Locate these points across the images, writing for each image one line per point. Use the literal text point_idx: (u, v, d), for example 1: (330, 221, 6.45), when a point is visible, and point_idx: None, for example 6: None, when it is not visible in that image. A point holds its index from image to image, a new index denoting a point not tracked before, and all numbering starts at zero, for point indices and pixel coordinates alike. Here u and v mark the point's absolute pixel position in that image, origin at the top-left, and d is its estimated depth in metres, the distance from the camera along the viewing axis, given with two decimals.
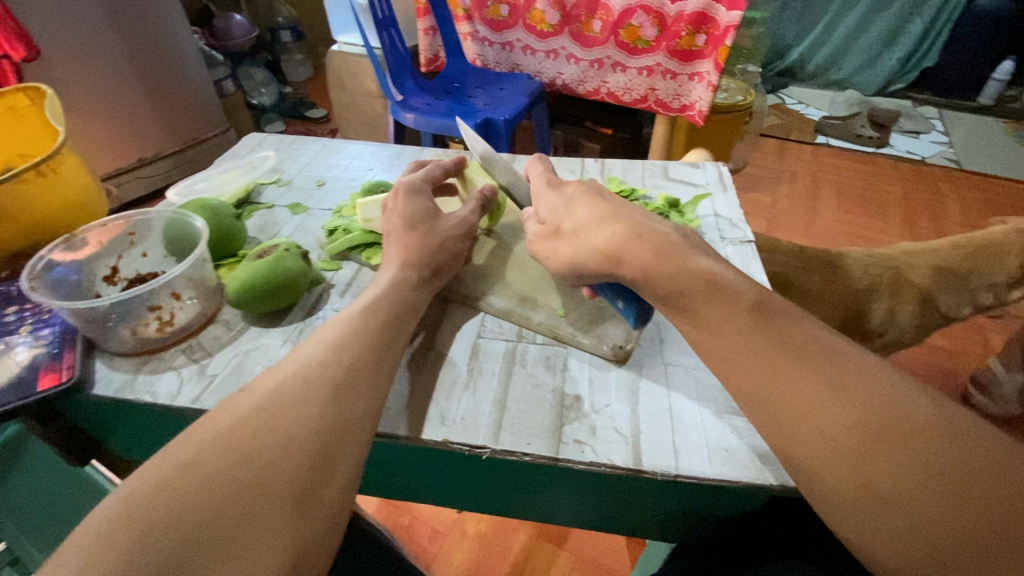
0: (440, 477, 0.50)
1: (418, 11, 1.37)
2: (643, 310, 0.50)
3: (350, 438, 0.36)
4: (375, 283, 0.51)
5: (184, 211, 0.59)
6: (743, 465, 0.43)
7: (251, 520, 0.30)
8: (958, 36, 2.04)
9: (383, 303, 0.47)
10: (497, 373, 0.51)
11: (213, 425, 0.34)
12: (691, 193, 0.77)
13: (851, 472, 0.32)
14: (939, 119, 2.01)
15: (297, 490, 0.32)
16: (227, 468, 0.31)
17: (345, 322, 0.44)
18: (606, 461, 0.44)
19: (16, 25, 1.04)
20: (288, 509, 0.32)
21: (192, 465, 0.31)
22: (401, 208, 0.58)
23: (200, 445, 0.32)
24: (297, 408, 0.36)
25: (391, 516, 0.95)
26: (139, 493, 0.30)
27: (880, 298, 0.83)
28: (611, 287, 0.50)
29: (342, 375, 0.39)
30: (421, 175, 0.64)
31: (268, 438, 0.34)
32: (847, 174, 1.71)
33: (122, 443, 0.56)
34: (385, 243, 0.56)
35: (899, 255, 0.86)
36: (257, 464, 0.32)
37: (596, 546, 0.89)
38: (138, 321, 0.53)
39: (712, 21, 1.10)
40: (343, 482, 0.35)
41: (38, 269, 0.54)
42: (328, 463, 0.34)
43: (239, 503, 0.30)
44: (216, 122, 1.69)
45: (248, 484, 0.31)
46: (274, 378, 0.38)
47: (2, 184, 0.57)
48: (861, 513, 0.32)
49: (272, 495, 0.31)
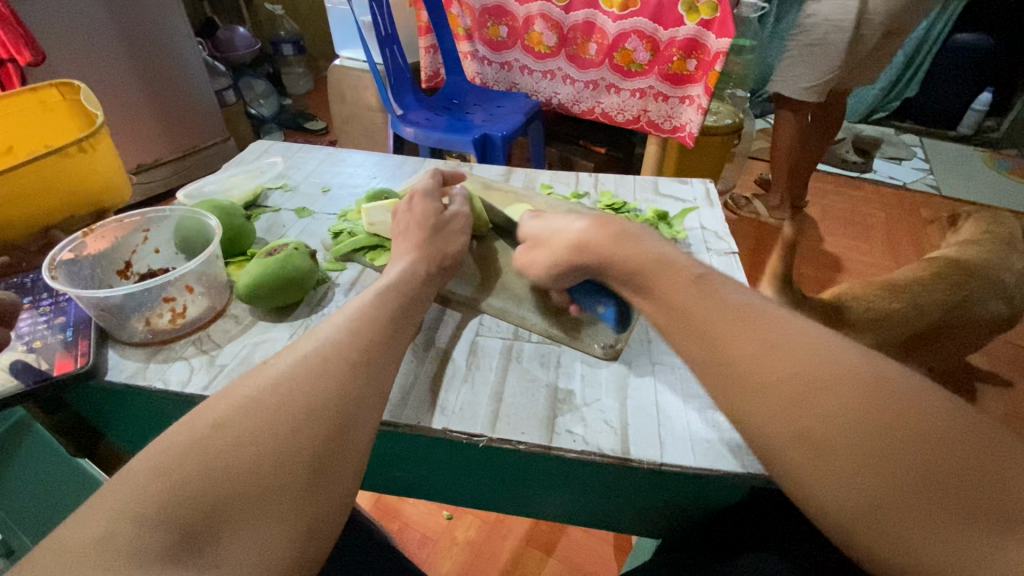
0: (439, 467, 0.52)
1: (420, 30, 1.43)
2: (619, 306, 0.56)
3: (362, 411, 0.38)
4: (389, 272, 0.53)
5: (197, 210, 0.62)
6: (723, 456, 0.46)
7: (268, 485, 0.32)
8: (937, 69, 2.15)
9: (394, 291, 0.50)
10: (494, 368, 0.54)
11: (236, 392, 0.36)
12: (680, 207, 0.80)
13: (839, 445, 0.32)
14: (919, 147, 2.12)
15: (312, 457, 0.34)
16: (248, 432, 0.33)
17: (358, 307, 0.46)
18: (596, 450, 0.46)
19: (24, 31, 1.07)
20: (303, 474, 0.33)
21: (220, 425, 0.33)
22: (406, 213, 0.61)
23: (225, 408, 0.34)
24: (315, 379, 0.37)
25: (382, 522, 0.96)
26: (168, 448, 0.32)
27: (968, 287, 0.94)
28: (587, 288, 0.57)
29: (357, 355, 0.41)
30: (433, 181, 0.67)
31: (288, 406, 0.35)
32: (832, 197, 1.78)
33: (125, 434, 0.58)
34: (394, 242, 0.59)
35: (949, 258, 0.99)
36: (281, 428, 0.34)
37: (584, 552, 0.91)
38: (152, 312, 0.56)
39: (702, 47, 1.15)
40: (355, 460, 0.36)
41: (60, 259, 0.56)
42: (340, 435, 0.36)
43: (253, 477, 0.32)
44: (215, 130, 1.72)
45: (262, 458, 0.32)
46: (296, 351, 0.39)
47: (46, 156, 0.60)
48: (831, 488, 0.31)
49: (290, 459, 0.33)
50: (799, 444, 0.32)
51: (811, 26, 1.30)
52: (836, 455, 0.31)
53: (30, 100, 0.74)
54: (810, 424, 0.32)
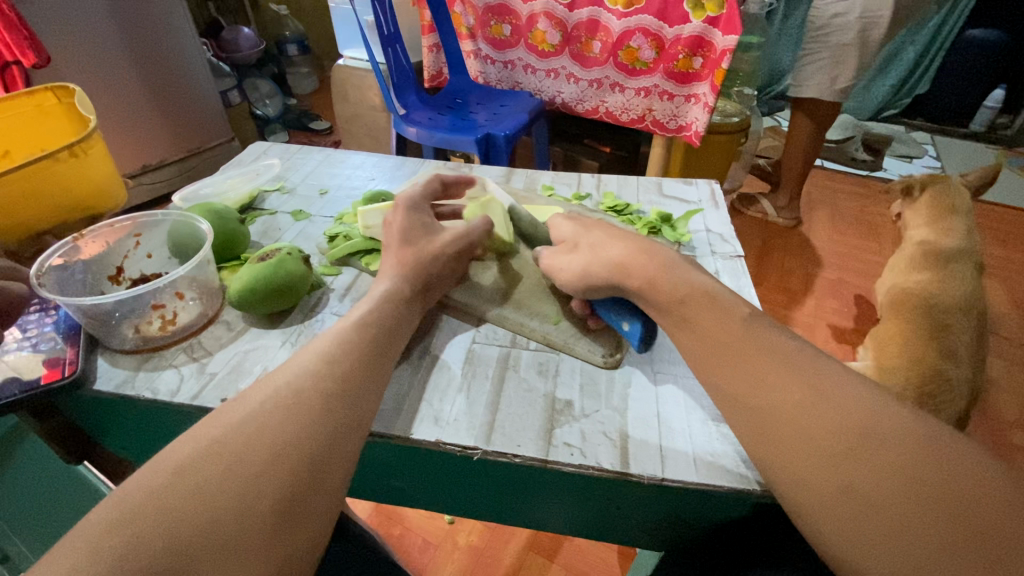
0: (434, 479, 0.51)
1: (423, 29, 1.41)
2: (649, 331, 0.51)
3: (338, 445, 0.37)
4: (371, 292, 0.52)
5: (190, 214, 0.61)
6: (726, 470, 0.44)
7: (236, 528, 0.31)
8: (948, 65, 2.12)
9: (376, 315, 0.49)
10: (490, 377, 0.53)
11: (208, 431, 0.35)
12: (684, 208, 0.79)
13: (830, 476, 0.34)
14: (931, 145, 2.08)
15: (282, 500, 0.33)
16: (216, 474, 0.32)
17: (337, 334, 0.45)
18: (594, 464, 0.45)
19: (29, 32, 1.06)
20: (271, 515, 0.32)
21: (180, 471, 0.32)
22: (401, 221, 0.59)
23: (194, 451, 0.34)
24: (289, 415, 0.37)
25: (382, 526, 0.95)
26: (130, 493, 0.31)
27: (949, 293, 0.97)
28: (618, 306, 0.52)
29: (334, 385, 0.40)
30: (422, 189, 0.65)
31: (256, 445, 0.34)
32: (841, 197, 1.75)
33: (118, 441, 0.57)
34: (384, 254, 0.58)
35: (910, 288, 1.02)
36: (249, 470, 0.33)
37: (587, 559, 0.90)
38: (142, 318, 0.54)
39: (709, 45, 1.12)
40: (330, 496, 0.36)
41: (49, 265, 0.55)
42: (313, 477, 0.35)
43: (220, 518, 0.31)
44: (220, 130, 1.71)
45: (233, 490, 0.32)
46: (268, 384, 0.39)
47: (36, 162, 0.59)
48: (859, 546, 0.32)
49: (259, 502, 0.32)
50: (839, 500, 0.33)
51: (842, 25, 1.28)
52: (873, 507, 0.32)
53: (25, 103, 0.74)
54: (851, 477, 0.33)
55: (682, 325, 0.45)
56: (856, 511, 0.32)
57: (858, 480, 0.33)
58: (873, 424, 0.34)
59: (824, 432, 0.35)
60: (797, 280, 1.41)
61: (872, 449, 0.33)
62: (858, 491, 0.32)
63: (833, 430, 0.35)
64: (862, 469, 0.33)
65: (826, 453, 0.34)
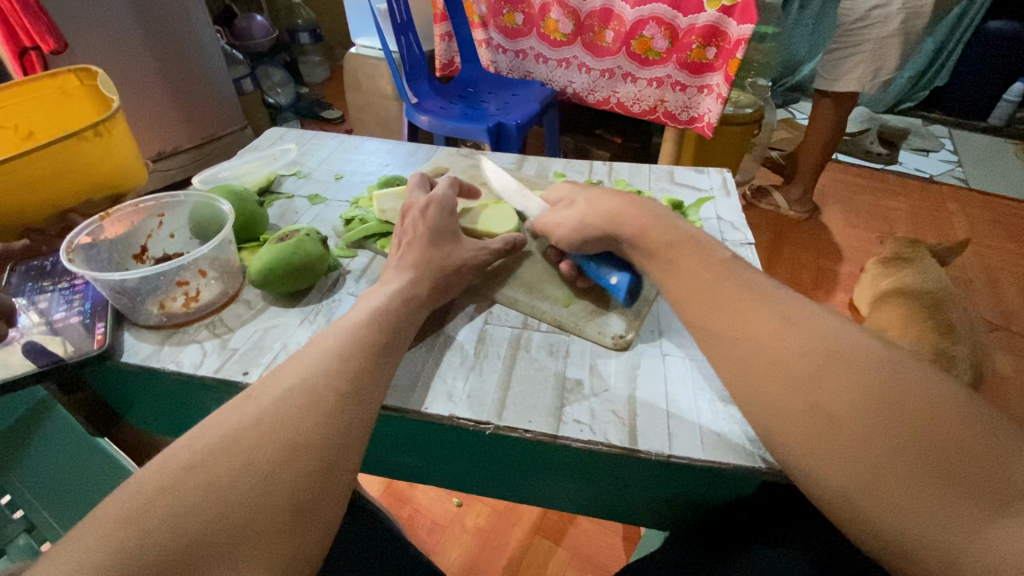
0: (445, 454, 0.52)
1: (436, 17, 1.41)
2: (633, 283, 0.54)
3: (356, 423, 0.38)
4: (385, 285, 0.52)
5: (211, 195, 0.63)
6: (735, 449, 0.45)
7: (256, 500, 0.32)
8: (967, 58, 2.09)
9: (391, 301, 0.49)
10: (502, 357, 0.54)
11: (233, 410, 0.36)
12: (695, 196, 0.79)
13: (806, 398, 0.35)
14: (948, 139, 2.05)
15: (305, 474, 0.34)
16: (241, 450, 0.33)
17: (353, 318, 0.46)
18: (603, 440, 0.46)
19: (47, 18, 1.07)
20: (294, 490, 0.33)
21: (207, 444, 0.33)
22: (430, 218, 0.60)
23: (221, 428, 0.34)
24: (308, 395, 0.38)
25: (392, 506, 0.97)
26: (162, 464, 0.32)
27: (901, 287, 1.09)
28: (602, 261, 0.56)
29: (352, 365, 0.41)
30: (444, 186, 0.65)
31: (277, 426, 0.35)
32: (854, 190, 1.73)
33: (141, 417, 0.60)
34: (402, 247, 0.57)
35: (878, 292, 1.15)
36: (274, 446, 0.34)
37: (592, 544, 0.91)
38: (166, 295, 0.56)
39: (723, 35, 1.12)
40: (349, 471, 0.37)
41: (77, 243, 0.57)
42: (334, 455, 0.36)
43: (246, 493, 0.32)
44: (234, 118, 1.73)
45: (257, 463, 0.33)
46: (290, 363, 0.40)
47: (62, 139, 0.61)
48: (837, 463, 0.33)
49: (282, 475, 0.33)
50: (815, 422, 0.34)
51: (882, 17, 1.26)
52: (844, 430, 0.33)
53: (49, 85, 0.76)
54: (827, 407, 0.34)
55: (679, 284, 0.46)
56: (828, 430, 0.34)
57: (835, 406, 0.34)
58: (864, 362, 0.35)
59: (803, 363, 0.36)
60: (809, 274, 1.40)
61: (854, 380, 0.34)
62: (832, 415, 0.34)
63: (814, 363, 0.36)
64: (843, 396, 0.34)
65: (806, 378, 0.36)
